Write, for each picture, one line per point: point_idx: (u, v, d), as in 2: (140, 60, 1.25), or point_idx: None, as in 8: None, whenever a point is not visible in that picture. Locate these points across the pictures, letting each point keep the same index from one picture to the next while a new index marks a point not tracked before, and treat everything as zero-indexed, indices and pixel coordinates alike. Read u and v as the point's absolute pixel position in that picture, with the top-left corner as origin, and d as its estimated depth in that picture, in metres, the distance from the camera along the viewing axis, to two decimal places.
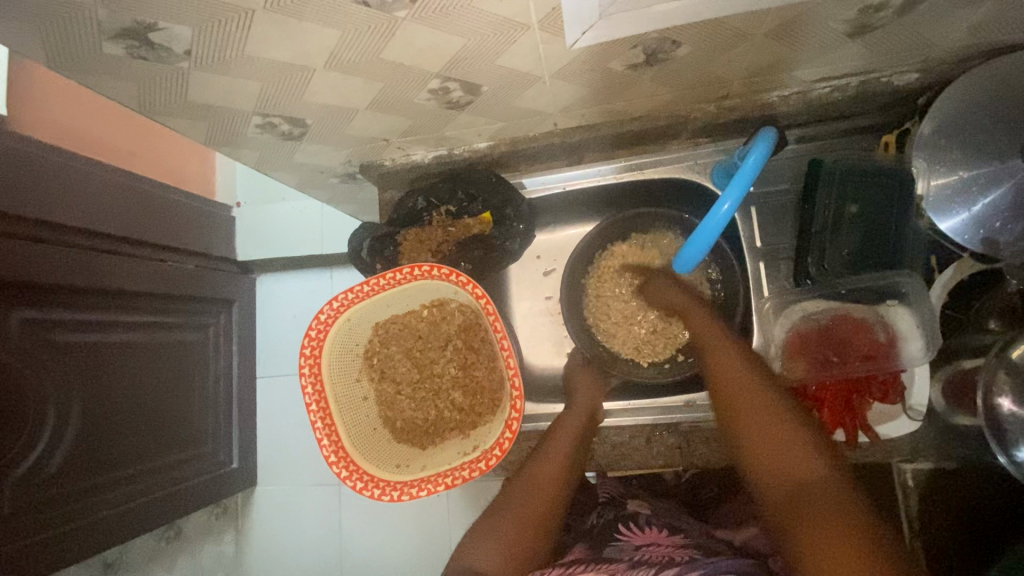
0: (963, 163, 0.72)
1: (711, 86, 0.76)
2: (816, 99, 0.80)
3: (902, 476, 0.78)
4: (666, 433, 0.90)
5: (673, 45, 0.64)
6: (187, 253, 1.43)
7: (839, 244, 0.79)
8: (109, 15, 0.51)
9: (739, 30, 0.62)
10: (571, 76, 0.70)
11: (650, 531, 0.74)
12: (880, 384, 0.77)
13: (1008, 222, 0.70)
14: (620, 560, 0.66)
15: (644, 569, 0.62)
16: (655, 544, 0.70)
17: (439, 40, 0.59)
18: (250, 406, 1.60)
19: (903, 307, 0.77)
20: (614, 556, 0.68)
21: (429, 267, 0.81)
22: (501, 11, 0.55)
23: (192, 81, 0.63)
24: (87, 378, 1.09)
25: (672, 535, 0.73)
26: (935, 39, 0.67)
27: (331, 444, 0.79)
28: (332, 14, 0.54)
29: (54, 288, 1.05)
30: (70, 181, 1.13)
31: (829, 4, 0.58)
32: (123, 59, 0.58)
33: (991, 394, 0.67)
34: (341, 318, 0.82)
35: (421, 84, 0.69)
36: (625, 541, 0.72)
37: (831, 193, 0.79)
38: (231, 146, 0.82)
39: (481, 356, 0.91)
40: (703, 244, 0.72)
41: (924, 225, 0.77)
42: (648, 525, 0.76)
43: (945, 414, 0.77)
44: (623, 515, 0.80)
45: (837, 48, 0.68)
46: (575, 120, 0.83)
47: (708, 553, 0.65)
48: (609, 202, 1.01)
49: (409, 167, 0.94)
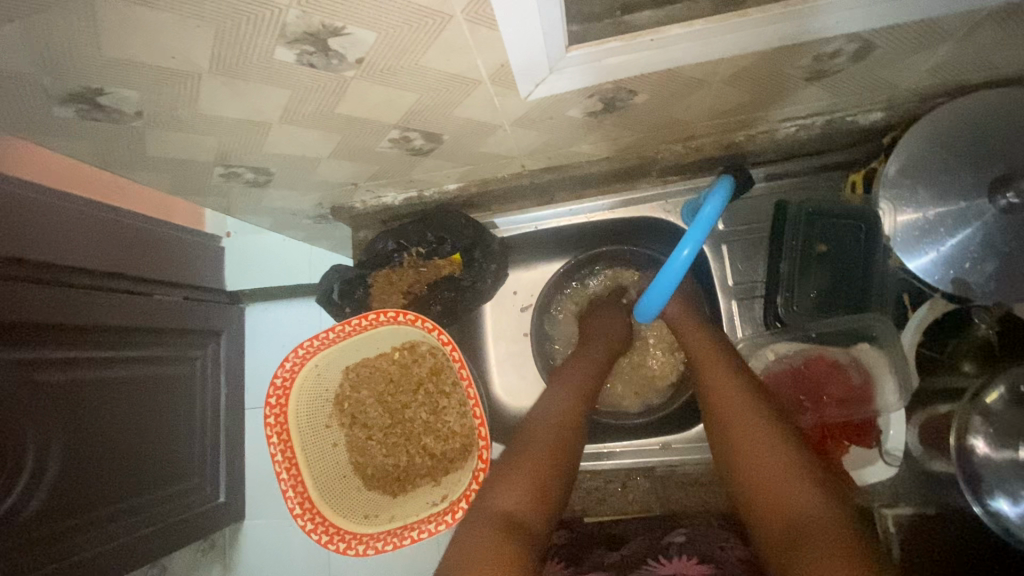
0: (931, 203, 0.71)
1: (675, 128, 0.76)
2: (783, 138, 0.79)
3: (884, 521, 0.75)
4: (643, 478, 0.89)
5: (629, 94, 0.64)
6: (173, 284, 1.41)
7: (807, 286, 0.79)
8: (55, 82, 0.51)
9: (695, 77, 0.62)
10: (532, 123, 0.70)
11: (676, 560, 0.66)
12: (854, 429, 0.77)
13: (978, 262, 0.69)
14: None
15: None
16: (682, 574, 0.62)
17: (393, 95, 0.59)
18: (237, 440, 1.58)
19: (879, 352, 0.77)
20: None
21: (394, 312, 0.80)
22: (450, 69, 0.55)
23: (149, 138, 0.63)
24: (69, 416, 1.08)
25: (700, 564, 0.64)
26: (894, 80, 0.67)
27: (297, 496, 0.77)
28: (280, 76, 0.54)
29: (39, 327, 1.04)
30: (55, 220, 1.13)
31: (782, 53, 0.58)
32: (75, 121, 0.57)
33: (965, 436, 0.66)
34: (308, 365, 0.81)
35: (382, 134, 0.69)
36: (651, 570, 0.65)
37: (799, 232, 0.78)
38: (197, 193, 0.81)
39: (452, 400, 0.91)
40: (667, 286, 0.71)
41: (894, 264, 0.76)
42: (676, 556, 0.68)
43: (924, 459, 0.74)
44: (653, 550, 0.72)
45: (798, 91, 0.68)
46: (543, 162, 0.83)
47: None
48: (582, 238, 0.99)
49: (379, 209, 0.93)
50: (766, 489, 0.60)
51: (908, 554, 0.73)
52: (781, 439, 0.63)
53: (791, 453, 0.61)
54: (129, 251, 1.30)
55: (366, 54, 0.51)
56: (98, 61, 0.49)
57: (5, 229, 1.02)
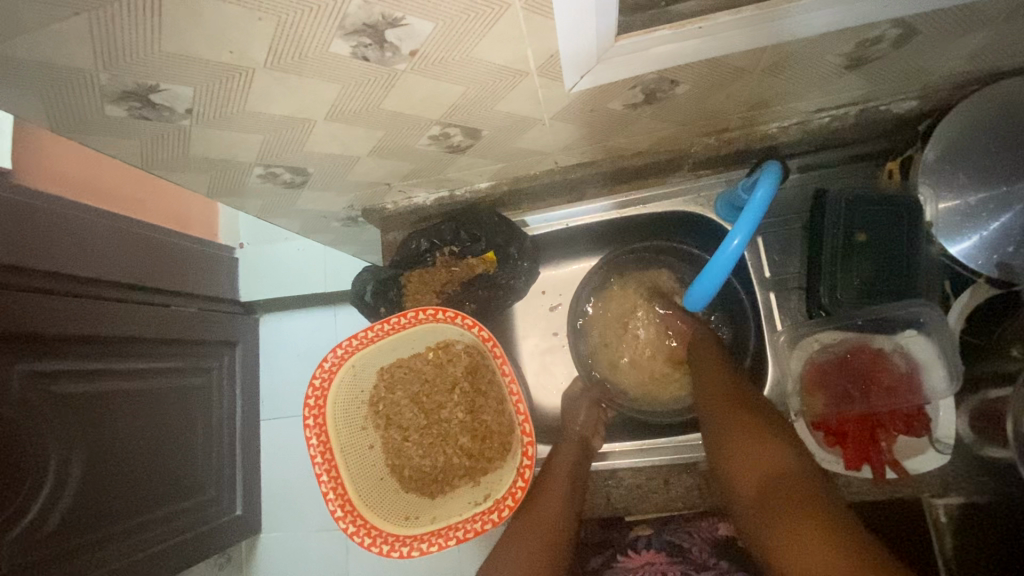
0: (972, 188, 0.72)
1: (711, 121, 0.76)
2: (816, 129, 0.79)
3: (934, 511, 0.77)
4: (685, 474, 0.86)
5: (671, 84, 0.64)
6: (188, 296, 1.41)
7: (852, 273, 0.76)
8: (112, 79, 0.51)
9: (737, 66, 0.62)
10: (571, 117, 0.70)
11: (646, 553, 0.78)
12: (903, 418, 0.76)
13: (1021, 246, 0.69)
14: None
15: None
16: None
17: (439, 89, 0.60)
18: (254, 451, 1.57)
19: (924, 339, 0.77)
20: None
21: (434, 310, 0.79)
22: (499, 60, 0.55)
23: (194, 137, 0.63)
24: (88, 427, 1.07)
25: None
26: (933, 67, 0.67)
27: (338, 498, 0.77)
28: (333, 71, 0.54)
29: (56, 339, 1.03)
30: (77, 230, 1.14)
31: (825, 41, 0.59)
32: (126, 119, 0.58)
33: (1021, 422, 0.64)
34: (346, 365, 0.81)
35: (422, 131, 0.69)
36: None
37: (840, 220, 0.76)
38: (231, 196, 0.81)
39: (489, 399, 0.88)
40: (720, 271, 0.69)
41: (935, 250, 0.76)
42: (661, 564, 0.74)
43: (974, 445, 0.73)
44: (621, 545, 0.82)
45: (835, 80, 0.69)
46: (576, 158, 0.84)
47: None
48: (611, 236, 0.99)
49: (410, 210, 0.93)
50: (742, 449, 0.72)
51: (958, 543, 0.75)
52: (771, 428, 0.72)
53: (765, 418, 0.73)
54: (146, 262, 1.31)
55: (420, 46, 0.51)
56: (157, 57, 0.49)
57: (26, 240, 1.02)
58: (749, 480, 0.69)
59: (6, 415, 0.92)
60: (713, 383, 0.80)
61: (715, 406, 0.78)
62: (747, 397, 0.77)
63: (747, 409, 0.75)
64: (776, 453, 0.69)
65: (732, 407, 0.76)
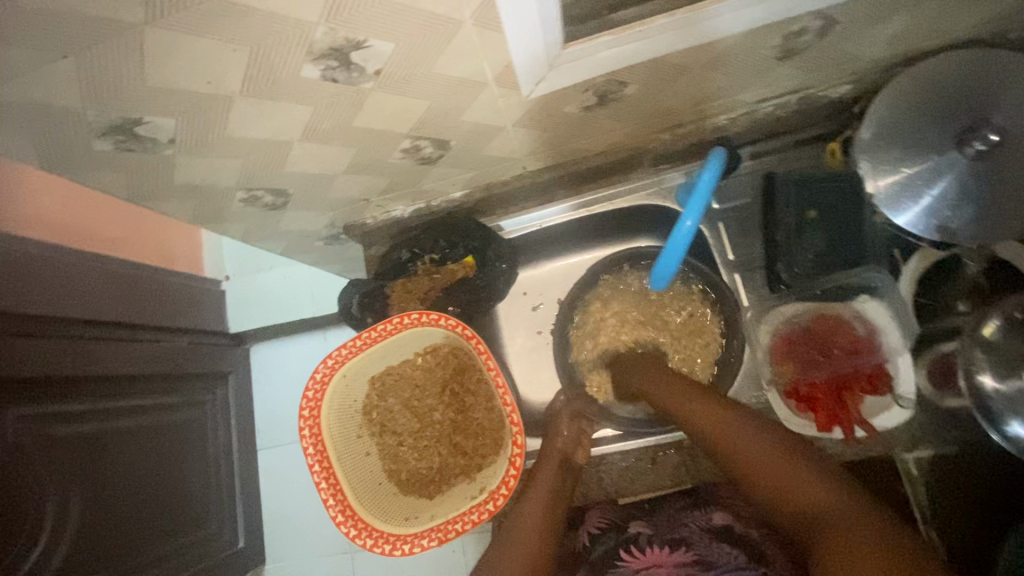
0: (905, 160, 0.76)
1: (664, 117, 0.82)
2: (762, 117, 0.85)
3: (905, 464, 0.79)
4: (672, 452, 0.89)
5: (621, 85, 0.70)
6: (179, 330, 1.43)
7: (805, 246, 0.83)
8: (98, 114, 0.55)
9: (679, 64, 0.68)
10: (532, 123, 0.75)
11: (652, 552, 0.73)
12: (867, 378, 0.79)
13: (956, 208, 0.74)
14: None
15: None
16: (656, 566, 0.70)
17: (406, 104, 0.64)
18: (253, 480, 1.57)
19: (878, 303, 0.82)
20: None
21: (418, 314, 0.83)
22: (458, 74, 0.60)
23: (177, 165, 0.67)
24: (86, 467, 1.08)
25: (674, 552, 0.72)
26: (858, 53, 0.74)
27: (338, 503, 0.80)
28: (305, 94, 0.58)
29: (48, 381, 1.05)
30: (68, 275, 1.18)
31: (755, 36, 0.65)
32: (112, 152, 0.61)
33: (972, 372, 0.68)
34: (337, 375, 0.84)
35: (394, 145, 0.74)
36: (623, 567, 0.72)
37: (792, 198, 0.83)
38: (216, 221, 0.84)
39: (478, 397, 0.91)
40: (675, 258, 0.75)
41: (879, 221, 0.81)
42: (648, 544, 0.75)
43: (935, 398, 0.78)
44: (622, 537, 0.78)
45: (771, 71, 0.75)
46: (542, 161, 0.89)
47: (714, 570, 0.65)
48: (584, 234, 1.04)
49: (390, 223, 0.97)
50: (769, 483, 0.63)
51: (931, 492, 0.78)
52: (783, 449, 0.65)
53: (772, 440, 0.67)
54: (135, 301, 1.34)
55: (384, 65, 0.56)
56: (140, 91, 0.53)
57: (17, 287, 1.05)
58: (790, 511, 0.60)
59: None
60: (696, 414, 0.73)
61: (710, 437, 0.71)
62: (748, 420, 0.70)
63: (749, 435, 0.68)
64: (801, 479, 0.62)
65: (711, 423, 0.71)
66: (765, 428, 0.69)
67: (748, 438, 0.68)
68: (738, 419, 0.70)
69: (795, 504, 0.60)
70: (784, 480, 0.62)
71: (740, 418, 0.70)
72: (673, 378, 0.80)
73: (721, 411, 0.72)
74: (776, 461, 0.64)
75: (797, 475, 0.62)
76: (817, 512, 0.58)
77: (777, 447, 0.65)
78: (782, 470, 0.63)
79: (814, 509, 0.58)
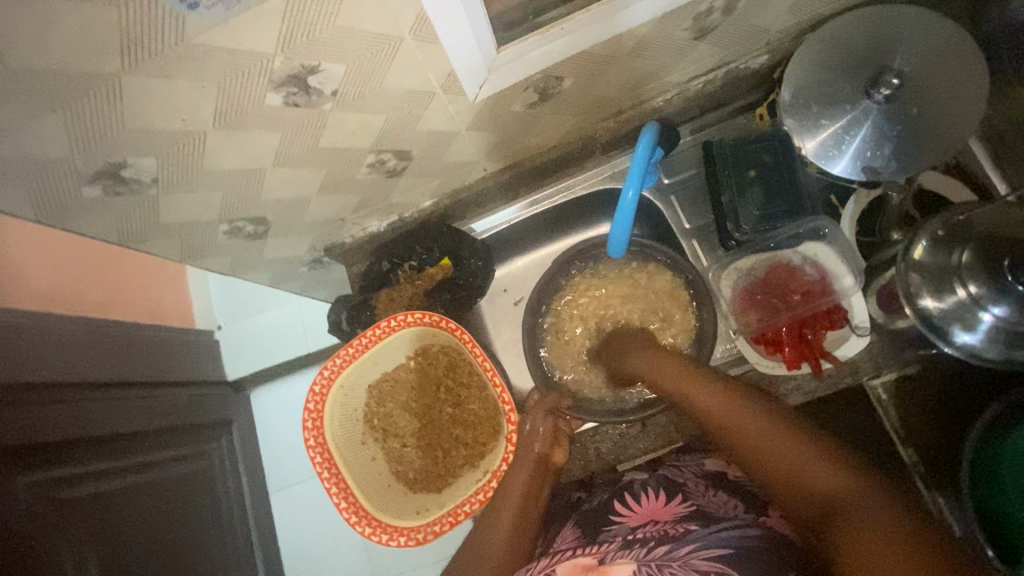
0: (824, 113, 0.83)
1: (605, 105, 0.89)
2: (694, 94, 0.93)
3: (875, 390, 0.87)
4: (660, 416, 0.93)
5: (557, 80, 0.77)
6: (178, 383, 1.46)
7: (748, 203, 0.89)
8: (86, 162, 0.60)
9: (605, 55, 0.75)
10: (484, 125, 0.82)
11: (648, 503, 0.76)
12: (824, 315, 0.85)
13: (876, 148, 0.82)
14: (611, 543, 0.70)
15: (635, 550, 0.66)
16: (650, 520, 0.72)
17: (365, 121, 0.71)
18: (268, 519, 1.58)
19: (823, 244, 0.88)
20: (605, 538, 0.71)
21: (403, 317, 0.88)
22: (408, 86, 0.67)
23: (162, 204, 0.72)
24: (99, 526, 1.09)
25: (667, 501, 0.75)
26: (765, 25, 0.82)
27: (350, 506, 0.84)
28: (271, 121, 0.65)
29: (51, 446, 1.08)
30: (64, 338, 1.21)
31: (668, 20, 0.72)
32: (101, 198, 0.66)
33: (915, 297, 0.74)
34: (335, 386, 0.89)
35: (360, 161, 0.80)
36: (619, 522, 0.74)
37: (729, 162, 0.90)
38: (203, 258, 0.89)
39: (472, 389, 0.95)
40: (625, 223, 0.83)
41: (812, 170, 0.88)
42: (643, 493, 0.78)
43: (888, 323, 0.85)
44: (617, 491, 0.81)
45: (692, 51, 0.83)
46: (500, 161, 0.96)
47: (706, 519, 0.68)
48: (552, 226, 1.10)
49: (368, 239, 1.03)
50: (778, 471, 0.65)
51: (902, 413, 0.86)
52: (791, 434, 0.67)
53: (776, 426, 0.69)
54: (133, 359, 1.37)
55: (339, 85, 0.63)
56: (123, 136, 0.59)
57: (18, 356, 1.08)
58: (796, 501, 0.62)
59: (12, 525, 0.95)
60: (705, 404, 0.76)
61: (720, 424, 0.74)
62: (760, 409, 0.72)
63: (759, 420, 0.70)
64: (806, 461, 0.63)
65: (721, 415, 0.74)
66: (773, 414, 0.71)
67: (755, 425, 0.70)
68: (743, 406, 0.73)
69: (801, 489, 0.62)
70: (792, 463, 0.64)
71: (746, 407, 0.73)
72: (679, 366, 0.83)
73: (731, 398, 0.75)
74: (784, 442, 0.66)
75: (803, 458, 0.64)
76: (824, 496, 0.60)
77: (786, 434, 0.67)
78: (788, 455, 0.65)
79: (817, 494, 0.60)
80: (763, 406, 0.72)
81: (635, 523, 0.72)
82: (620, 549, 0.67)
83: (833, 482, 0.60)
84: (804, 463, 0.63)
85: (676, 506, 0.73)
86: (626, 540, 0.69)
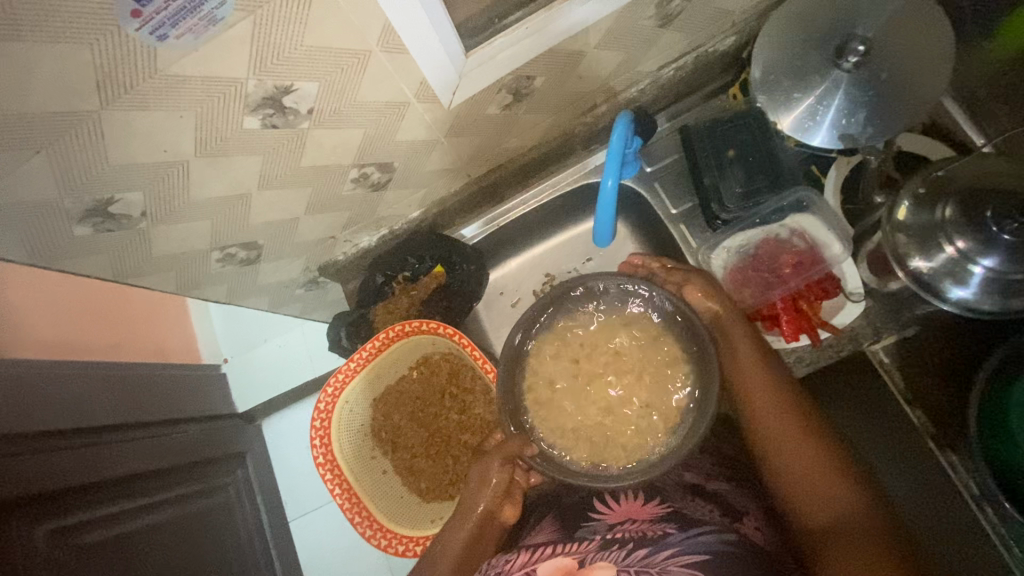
0: (795, 86, 0.84)
1: (580, 100, 0.91)
2: (667, 81, 0.95)
3: (876, 356, 0.87)
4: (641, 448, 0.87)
5: (529, 80, 0.78)
6: (189, 418, 1.46)
7: (729, 181, 0.90)
8: (74, 201, 0.61)
9: (575, 49, 0.76)
10: (461, 131, 0.83)
11: (627, 502, 0.75)
12: (818, 285, 0.87)
13: (850, 116, 0.82)
14: (591, 541, 0.68)
15: (614, 547, 0.65)
16: (629, 520, 0.71)
17: (344, 136, 0.72)
18: (288, 547, 1.57)
19: (809, 216, 0.89)
20: (584, 535, 0.70)
21: (402, 326, 0.89)
22: (382, 98, 0.68)
23: (152, 237, 0.73)
24: (123, 567, 1.07)
25: (646, 502, 0.74)
26: (727, 6, 0.83)
27: (364, 520, 0.85)
28: (252, 144, 0.66)
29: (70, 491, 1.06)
30: (70, 384, 1.22)
31: (631, 9, 0.74)
32: (92, 236, 0.68)
33: (905, 259, 0.74)
34: (339, 403, 0.89)
35: (344, 178, 0.81)
36: (597, 521, 0.73)
37: (707, 144, 0.92)
38: (199, 287, 0.90)
39: (476, 393, 0.94)
40: (607, 215, 0.84)
41: (790, 143, 0.89)
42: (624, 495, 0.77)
43: (882, 286, 0.85)
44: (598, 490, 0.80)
45: (659, 39, 0.84)
46: (482, 166, 0.97)
47: (683, 522, 0.67)
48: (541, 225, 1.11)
49: (360, 255, 1.04)
50: (807, 483, 0.69)
51: (906, 376, 0.85)
52: (822, 448, 0.70)
53: (818, 436, 0.71)
54: (141, 398, 1.37)
55: (316, 102, 0.64)
56: (109, 171, 0.60)
57: (26, 404, 1.08)
58: (814, 511, 0.66)
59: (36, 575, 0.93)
60: (759, 393, 0.77)
61: (760, 424, 0.76)
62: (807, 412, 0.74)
63: (795, 425, 0.73)
64: (825, 480, 0.68)
65: (777, 403, 0.75)
66: (818, 421, 0.73)
67: (794, 427, 0.73)
68: (796, 403, 0.75)
69: (814, 507, 0.67)
70: (812, 475, 0.68)
71: (792, 407, 0.75)
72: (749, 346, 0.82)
73: (779, 391, 0.76)
74: (799, 450, 0.71)
75: (825, 476, 0.68)
76: (834, 516, 0.65)
77: (825, 447, 0.70)
78: (810, 465, 0.69)
79: (828, 515, 0.65)
80: (803, 412, 0.74)
81: (613, 521, 0.72)
82: (599, 548, 0.66)
83: (845, 506, 0.65)
84: (808, 475, 0.69)
85: (654, 509, 0.72)
86: (607, 540, 0.68)
